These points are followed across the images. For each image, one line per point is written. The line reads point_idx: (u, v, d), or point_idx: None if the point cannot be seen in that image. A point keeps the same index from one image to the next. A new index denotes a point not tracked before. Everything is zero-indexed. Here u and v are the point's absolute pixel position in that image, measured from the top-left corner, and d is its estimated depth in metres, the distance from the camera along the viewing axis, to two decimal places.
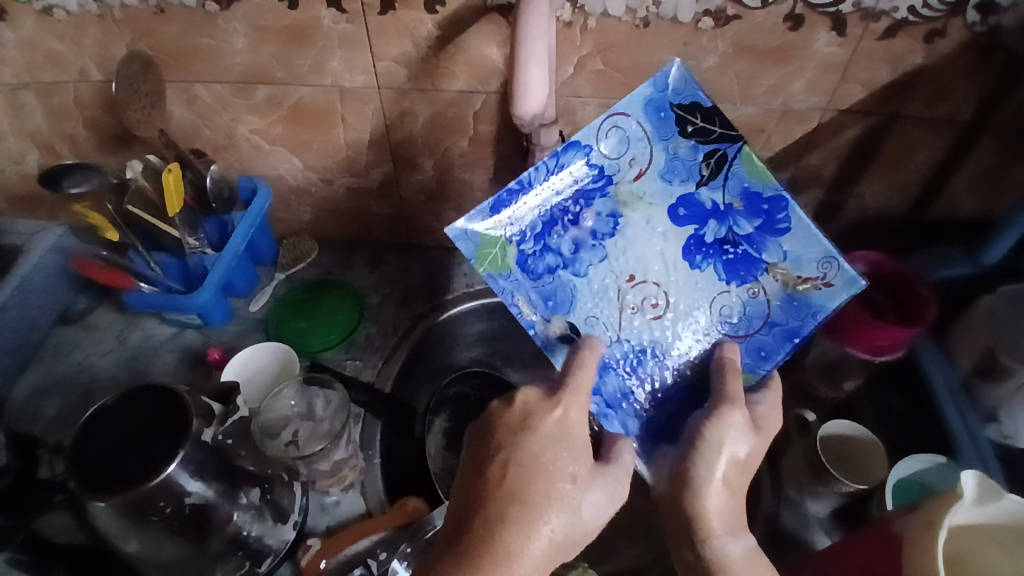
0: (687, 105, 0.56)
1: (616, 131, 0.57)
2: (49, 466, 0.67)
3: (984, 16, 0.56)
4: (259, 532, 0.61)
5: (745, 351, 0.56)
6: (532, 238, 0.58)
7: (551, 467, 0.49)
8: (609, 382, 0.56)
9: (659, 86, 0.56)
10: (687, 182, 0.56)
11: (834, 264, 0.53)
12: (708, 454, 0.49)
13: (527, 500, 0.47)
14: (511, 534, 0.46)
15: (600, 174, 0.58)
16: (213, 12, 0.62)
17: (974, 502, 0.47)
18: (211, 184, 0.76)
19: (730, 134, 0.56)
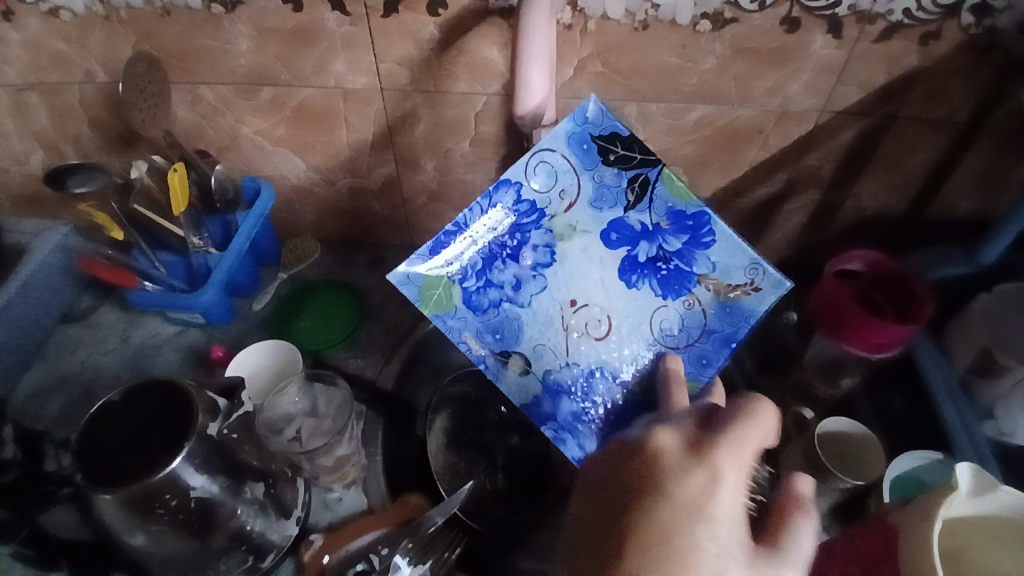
0: (606, 136, 0.58)
1: (544, 166, 0.58)
2: (56, 460, 0.66)
3: (979, 18, 0.57)
4: (262, 528, 0.60)
5: (689, 362, 0.56)
6: (474, 276, 0.58)
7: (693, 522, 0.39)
8: (563, 406, 0.56)
9: (579, 120, 0.58)
10: (616, 208, 0.57)
11: (757, 270, 0.56)
12: None
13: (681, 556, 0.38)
14: None
15: (534, 207, 0.58)
16: (218, 14, 0.63)
17: (969, 495, 0.48)
18: (216, 184, 0.75)
19: (649, 159, 0.57)
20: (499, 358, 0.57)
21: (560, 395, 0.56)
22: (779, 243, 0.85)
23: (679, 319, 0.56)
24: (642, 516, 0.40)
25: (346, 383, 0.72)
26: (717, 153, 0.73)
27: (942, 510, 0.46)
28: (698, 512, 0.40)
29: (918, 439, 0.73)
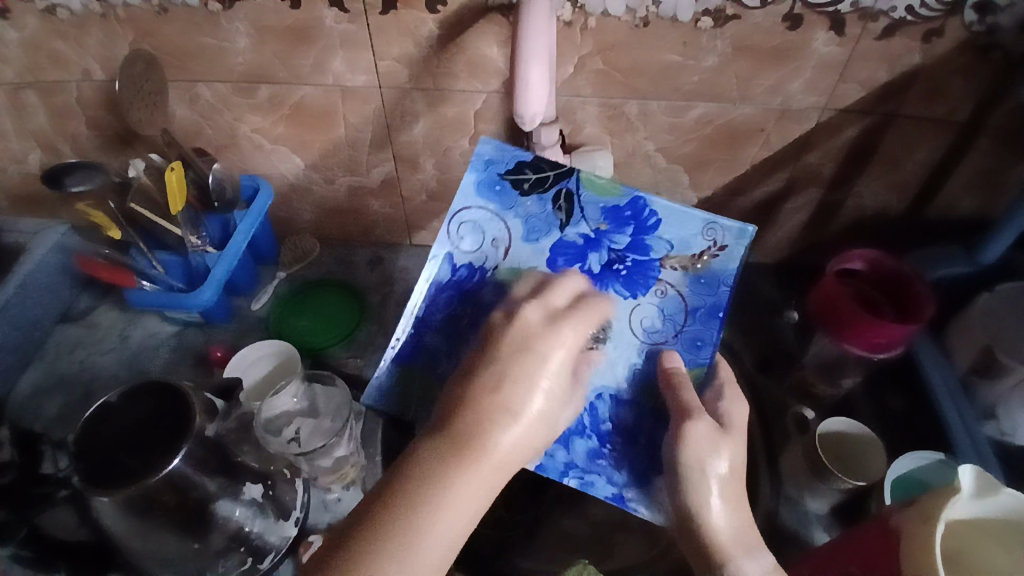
0: (514, 168, 0.61)
1: (466, 225, 0.59)
2: (53, 462, 0.66)
3: (982, 16, 0.57)
4: (261, 529, 0.60)
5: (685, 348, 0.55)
6: (443, 358, 0.57)
7: (531, 375, 0.48)
8: (578, 447, 0.53)
9: (482, 166, 0.61)
10: (552, 233, 0.59)
11: (715, 227, 0.57)
12: (692, 475, 0.48)
13: (514, 410, 0.47)
14: (491, 436, 0.46)
15: (474, 264, 0.59)
16: (215, 12, 0.63)
17: (970, 497, 0.48)
18: (214, 183, 0.75)
19: (561, 172, 0.61)
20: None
21: (571, 438, 0.53)
22: (780, 242, 0.84)
23: (659, 311, 0.56)
24: (490, 382, 0.48)
25: (345, 383, 0.72)
26: (718, 151, 0.72)
27: (943, 511, 0.46)
28: (538, 353, 0.49)
29: (920, 439, 0.73)
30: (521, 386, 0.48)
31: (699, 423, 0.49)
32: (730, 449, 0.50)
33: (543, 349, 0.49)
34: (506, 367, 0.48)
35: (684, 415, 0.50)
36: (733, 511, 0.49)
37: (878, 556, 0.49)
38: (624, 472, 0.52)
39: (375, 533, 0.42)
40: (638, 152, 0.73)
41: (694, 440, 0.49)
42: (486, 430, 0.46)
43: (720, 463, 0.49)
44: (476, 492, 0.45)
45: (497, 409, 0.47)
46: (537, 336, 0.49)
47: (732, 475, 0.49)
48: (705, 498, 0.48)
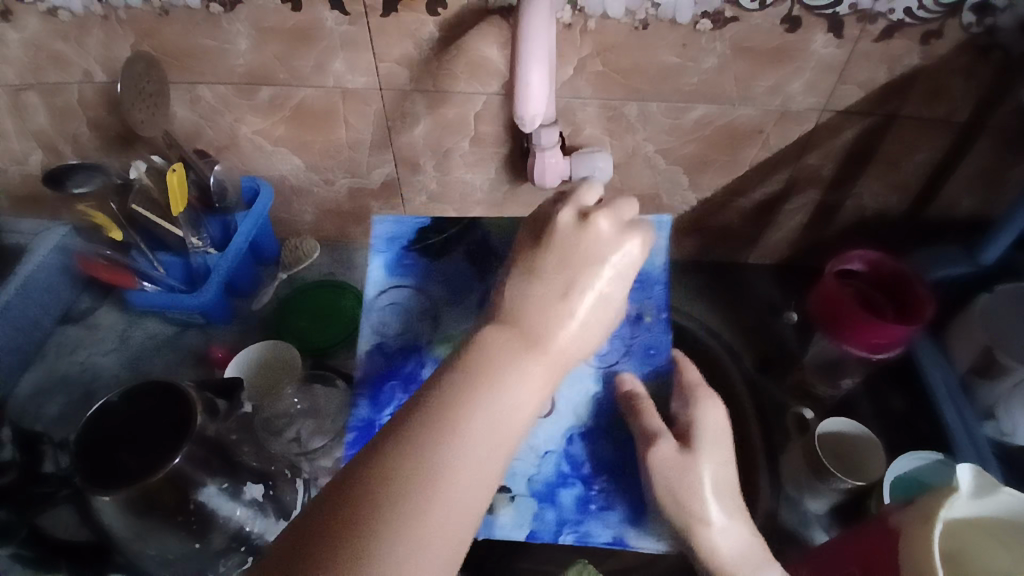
0: (417, 237, 0.73)
1: (386, 299, 0.69)
2: (54, 461, 0.66)
3: (981, 17, 0.57)
4: (261, 529, 0.59)
5: (640, 356, 0.64)
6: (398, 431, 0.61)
7: (590, 270, 0.47)
8: (565, 500, 0.57)
9: (386, 245, 0.72)
10: (472, 285, 0.71)
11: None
12: (679, 492, 0.53)
13: (571, 303, 0.46)
14: (551, 326, 0.45)
15: (407, 345, 0.66)
16: (217, 14, 0.63)
17: (970, 496, 0.48)
18: (215, 184, 0.76)
19: (466, 227, 0.74)
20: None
21: (555, 491, 0.58)
22: (779, 243, 0.84)
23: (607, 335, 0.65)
24: (538, 286, 0.47)
25: (345, 384, 0.73)
26: (718, 152, 0.72)
27: (943, 511, 0.46)
28: (599, 256, 0.48)
29: (920, 439, 0.73)
30: (588, 289, 0.47)
31: (665, 444, 0.55)
32: (712, 458, 0.54)
33: (604, 250, 0.48)
34: (570, 268, 0.47)
35: (651, 438, 0.56)
36: (732, 514, 0.52)
37: (877, 555, 0.50)
38: (618, 512, 0.56)
39: (448, 408, 0.40)
40: (638, 153, 0.73)
41: (662, 462, 0.54)
42: (548, 325, 0.45)
43: (706, 473, 0.53)
44: (538, 381, 0.44)
45: (561, 309, 0.46)
46: (605, 243, 0.48)
47: (722, 488, 0.53)
48: (702, 520, 0.52)
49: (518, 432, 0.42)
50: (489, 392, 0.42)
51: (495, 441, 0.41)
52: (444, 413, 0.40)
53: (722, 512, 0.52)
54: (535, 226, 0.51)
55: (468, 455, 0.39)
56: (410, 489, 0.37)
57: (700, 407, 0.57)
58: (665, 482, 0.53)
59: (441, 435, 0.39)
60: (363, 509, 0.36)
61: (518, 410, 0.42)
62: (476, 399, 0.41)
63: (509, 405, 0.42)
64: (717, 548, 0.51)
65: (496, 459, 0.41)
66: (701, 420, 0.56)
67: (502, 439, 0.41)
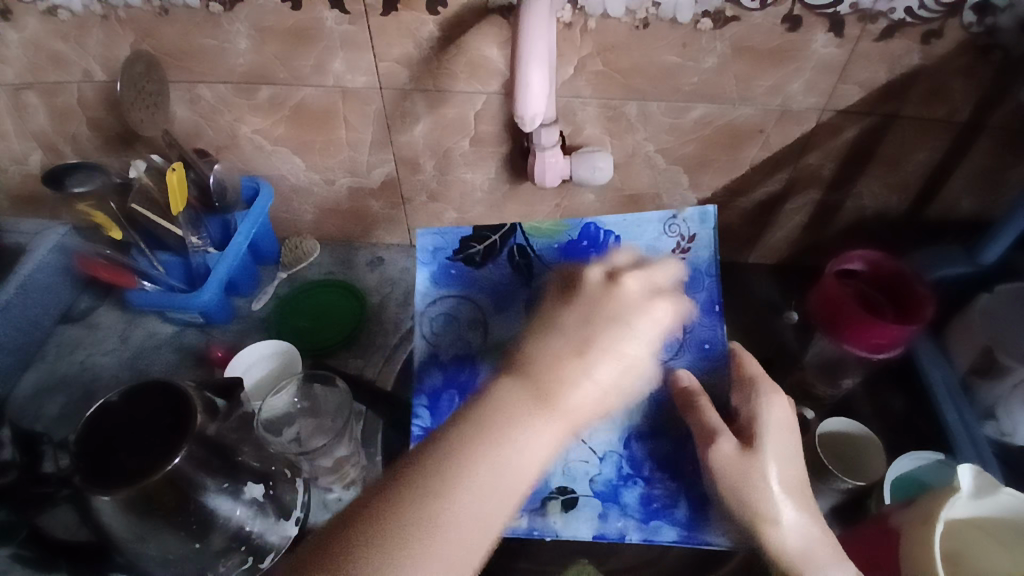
0: (459, 248, 0.72)
1: (442, 317, 0.70)
2: (54, 461, 0.67)
3: (982, 17, 0.57)
4: (261, 529, 0.60)
5: (695, 358, 0.65)
6: None
7: (615, 336, 0.50)
8: (629, 498, 0.60)
9: (430, 256, 0.72)
10: (517, 292, 0.71)
11: (681, 221, 0.70)
12: (753, 492, 0.50)
13: (585, 353, 0.48)
14: (569, 382, 0.47)
15: (460, 357, 0.68)
16: (216, 13, 0.63)
17: (970, 496, 0.49)
18: (215, 184, 0.75)
19: (506, 231, 0.73)
20: (540, 510, 0.60)
21: (620, 491, 0.60)
22: (780, 242, 0.84)
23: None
24: (551, 343, 0.49)
25: (345, 384, 0.72)
26: (718, 152, 0.72)
27: (943, 511, 0.47)
28: (623, 322, 0.50)
29: (920, 439, 0.73)
30: (607, 353, 0.49)
31: (724, 442, 0.53)
32: (777, 456, 0.52)
33: (635, 324, 0.51)
34: (590, 325, 0.50)
35: (709, 438, 0.54)
36: (806, 510, 0.51)
37: (878, 555, 0.50)
38: (682, 509, 0.59)
39: (465, 455, 0.42)
40: (638, 153, 0.73)
41: (722, 461, 0.52)
42: (562, 382, 0.46)
43: (772, 470, 0.51)
44: (548, 441, 0.44)
45: (577, 366, 0.47)
46: (633, 306, 0.52)
47: (789, 485, 0.51)
48: (773, 521, 0.50)
49: (523, 491, 0.43)
50: (501, 447, 0.43)
51: (505, 493, 0.42)
52: (452, 467, 0.41)
53: (794, 508, 0.50)
54: (570, 286, 0.54)
55: (472, 515, 0.41)
56: (428, 529, 0.39)
57: (763, 400, 0.55)
58: (726, 480, 0.52)
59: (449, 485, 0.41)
60: (375, 544, 0.38)
61: (524, 466, 0.43)
62: (486, 453, 0.42)
63: (521, 458, 0.43)
64: (786, 544, 0.50)
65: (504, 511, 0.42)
66: (765, 415, 0.54)
67: (506, 496, 0.42)
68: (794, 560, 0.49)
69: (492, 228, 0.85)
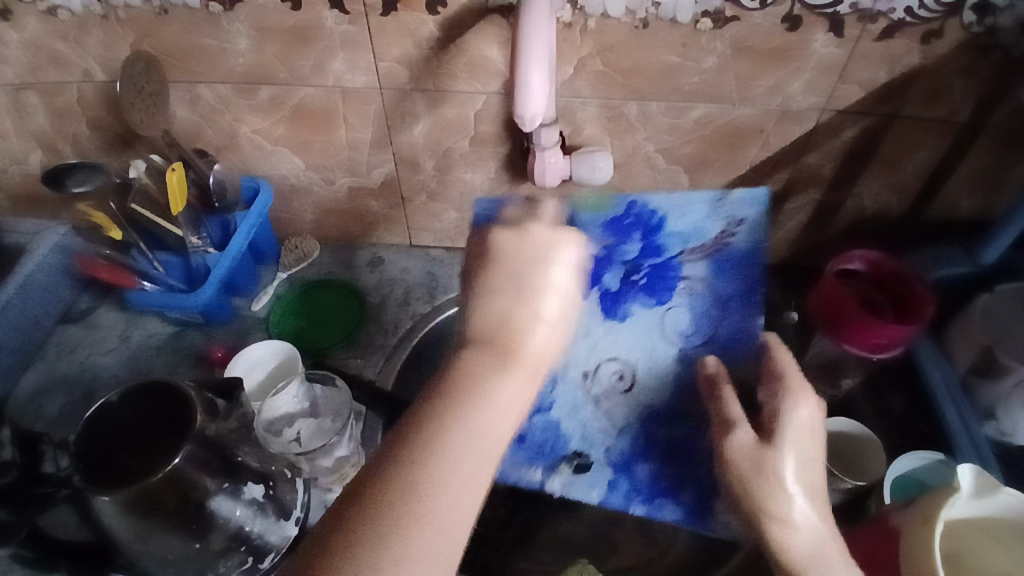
0: (509, 207, 0.62)
1: None
2: (54, 461, 0.66)
3: (982, 16, 0.57)
4: (261, 529, 0.60)
5: (727, 343, 0.59)
6: None
7: (531, 294, 0.45)
8: (641, 473, 0.56)
9: (484, 213, 0.61)
10: None
11: (730, 203, 0.61)
12: (767, 488, 0.46)
13: (528, 300, 0.45)
14: (520, 334, 0.44)
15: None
16: (216, 13, 0.63)
17: (970, 496, 0.49)
18: (215, 184, 0.75)
19: (560, 196, 0.65)
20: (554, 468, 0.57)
21: (632, 463, 0.57)
22: (780, 242, 0.84)
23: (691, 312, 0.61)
24: (487, 299, 0.46)
25: (345, 383, 0.72)
26: (718, 152, 0.72)
27: (943, 511, 0.47)
28: (541, 259, 0.46)
29: (920, 439, 0.73)
30: (542, 292, 0.45)
31: (741, 434, 0.50)
32: (797, 455, 0.48)
33: (550, 257, 0.46)
34: (519, 277, 0.46)
35: (726, 427, 0.51)
36: (819, 514, 0.46)
37: (877, 555, 0.51)
38: (687, 494, 0.55)
39: (433, 427, 0.40)
40: (638, 153, 0.73)
41: (736, 451, 0.49)
42: (518, 332, 0.44)
43: (789, 468, 0.47)
44: (519, 393, 0.43)
45: (526, 310, 0.45)
46: (542, 252, 0.47)
47: (803, 481, 0.47)
48: (778, 517, 0.46)
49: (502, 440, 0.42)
50: (468, 411, 0.41)
51: (481, 448, 0.40)
52: (424, 448, 0.39)
53: (806, 510, 0.46)
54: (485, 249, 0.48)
55: (452, 479, 0.39)
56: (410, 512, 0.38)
57: (789, 398, 0.50)
58: (738, 472, 0.48)
59: (415, 455, 0.39)
60: (373, 540, 0.37)
61: (498, 423, 0.42)
62: (456, 418, 0.41)
63: (487, 416, 0.41)
64: (791, 546, 0.45)
65: (485, 468, 0.40)
66: (791, 414, 0.49)
67: (487, 452, 0.41)
68: (799, 566, 0.44)
69: None
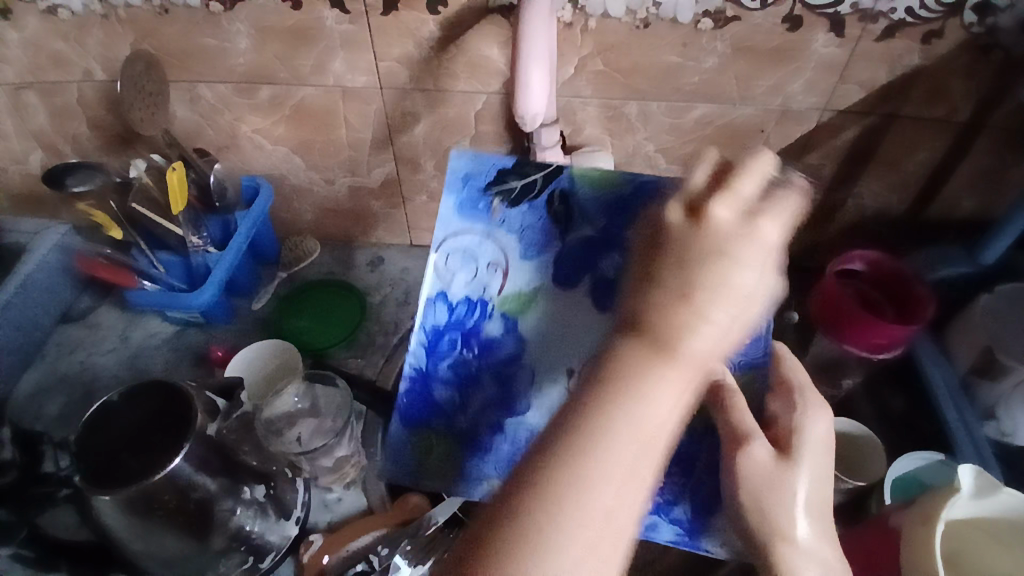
0: (494, 180, 0.59)
1: (455, 254, 0.58)
2: (54, 461, 0.67)
3: (982, 17, 0.57)
4: (261, 529, 0.60)
5: (741, 356, 0.52)
6: (458, 413, 0.54)
7: (692, 284, 0.39)
8: None
9: (460, 184, 0.59)
10: (553, 240, 0.58)
11: None
12: (782, 498, 0.44)
13: (689, 285, 0.39)
14: (674, 323, 0.38)
15: (471, 299, 0.57)
16: (217, 13, 0.63)
17: (971, 495, 0.49)
18: (215, 183, 0.75)
19: (550, 170, 0.59)
20: None
21: None
22: None
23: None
24: (656, 292, 0.40)
25: (345, 383, 0.72)
26: (718, 152, 0.72)
27: (943, 512, 0.47)
28: (718, 252, 0.39)
29: (921, 439, 0.73)
30: (711, 288, 0.39)
31: (758, 447, 0.46)
32: (811, 472, 0.46)
33: (739, 255, 0.39)
34: (692, 268, 0.39)
35: (737, 443, 0.46)
36: (826, 532, 0.45)
37: (879, 556, 0.51)
38: (684, 511, 0.50)
39: (579, 441, 0.36)
40: (638, 153, 0.73)
41: (754, 467, 0.45)
42: (678, 327, 0.38)
43: (802, 489, 0.44)
44: (681, 395, 0.38)
45: (690, 312, 0.38)
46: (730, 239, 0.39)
47: (815, 500, 0.45)
48: (787, 537, 0.44)
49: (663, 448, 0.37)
50: (626, 411, 0.37)
51: (640, 453, 0.36)
52: (569, 466, 0.35)
53: (810, 527, 0.44)
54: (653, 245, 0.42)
55: (605, 486, 0.35)
56: (551, 521, 0.35)
57: (805, 415, 0.48)
58: (752, 490, 0.45)
59: (562, 480, 0.35)
60: (512, 543, 0.34)
61: (652, 417, 0.37)
62: (615, 415, 0.37)
63: (641, 411, 0.37)
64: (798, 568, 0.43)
65: (643, 473, 0.36)
66: (806, 429, 0.47)
67: (647, 463, 0.37)
68: None
69: None
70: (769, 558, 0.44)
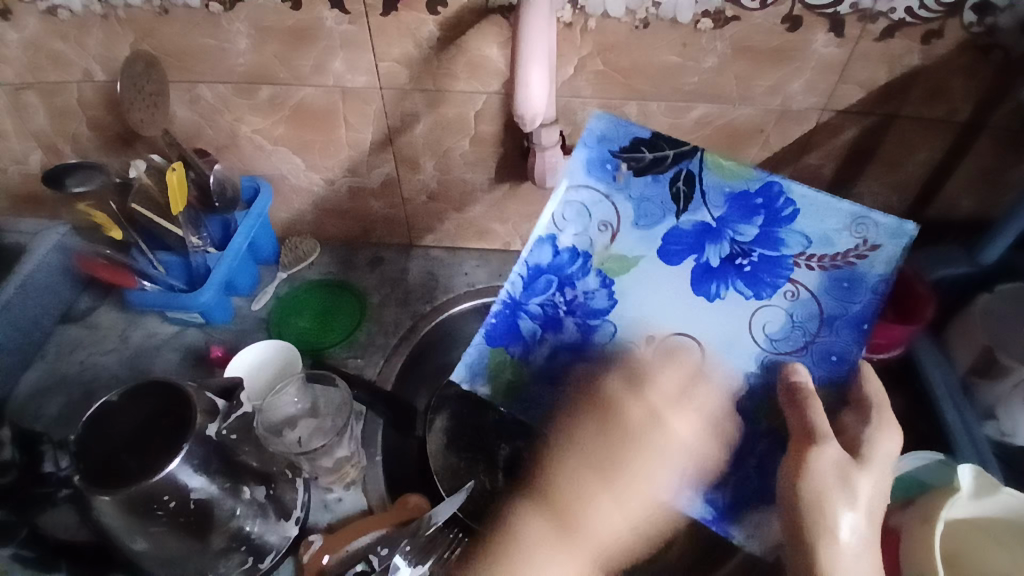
0: (627, 146, 0.63)
1: (571, 206, 0.64)
2: (54, 461, 0.68)
3: (982, 16, 0.57)
4: (261, 529, 0.60)
5: (819, 361, 0.57)
6: (534, 346, 0.64)
7: (620, 472, 0.58)
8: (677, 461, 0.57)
9: (594, 142, 0.63)
10: (667, 212, 0.62)
11: (869, 224, 0.57)
12: (841, 500, 0.46)
13: (605, 462, 0.59)
14: (573, 479, 0.60)
15: (577, 252, 0.64)
16: (216, 13, 0.63)
17: (969, 496, 0.50)
18: (215, 184, 0.75)
19: (684, 151, 0.62)
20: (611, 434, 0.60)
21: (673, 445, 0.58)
22: None
23: (789, 318, 0.58)
24: (570, 465, 0.61)
25: (345, 383, 0.73)
26: (718, 152, 0.72)
27: (943, 512, 0.49)
28: (659, 449, 0.58)
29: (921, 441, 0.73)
30: (630, 478, 0.57)
31: (828, 450, 0.48)
32: (876, 482, 0.47)
33: (654, 445, 0.58)
34: (615, 457, 0.59)
35: (809, 442, 0.49)
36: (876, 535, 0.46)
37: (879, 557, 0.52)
38: (723, 496, 0.55)
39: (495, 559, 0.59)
40: None
41: (823, 465, 0.47)
42: (584, 505, 0.58)
43: (865, 491, 0.46)
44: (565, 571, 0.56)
45: (598, 486, 0.58)
46: (647, 430, 0.58)
47: (875, 512, 0.46)
48: (833, 532, 0.45)
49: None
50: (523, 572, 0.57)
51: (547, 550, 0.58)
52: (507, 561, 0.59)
53: (862, 528, 0.45)
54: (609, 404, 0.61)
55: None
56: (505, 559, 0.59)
57: (877, 431, 0.50)
58: (814, 487, 0.46)
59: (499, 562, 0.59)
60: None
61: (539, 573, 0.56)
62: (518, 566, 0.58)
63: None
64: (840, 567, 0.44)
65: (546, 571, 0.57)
66: (875, 443, 0.49)
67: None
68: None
69: (493, 227, 0.85)
70: (813, 547, 0.45)
